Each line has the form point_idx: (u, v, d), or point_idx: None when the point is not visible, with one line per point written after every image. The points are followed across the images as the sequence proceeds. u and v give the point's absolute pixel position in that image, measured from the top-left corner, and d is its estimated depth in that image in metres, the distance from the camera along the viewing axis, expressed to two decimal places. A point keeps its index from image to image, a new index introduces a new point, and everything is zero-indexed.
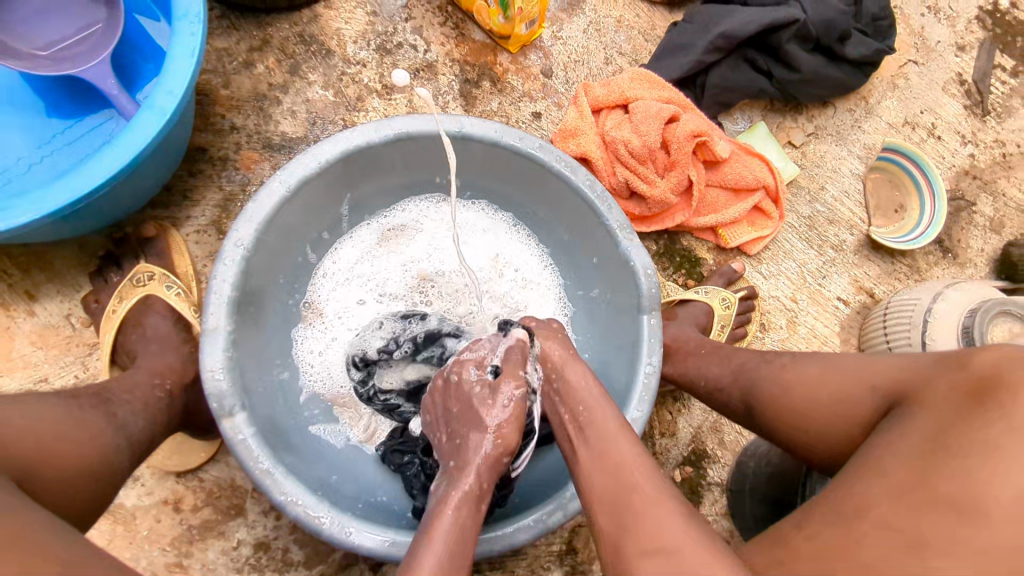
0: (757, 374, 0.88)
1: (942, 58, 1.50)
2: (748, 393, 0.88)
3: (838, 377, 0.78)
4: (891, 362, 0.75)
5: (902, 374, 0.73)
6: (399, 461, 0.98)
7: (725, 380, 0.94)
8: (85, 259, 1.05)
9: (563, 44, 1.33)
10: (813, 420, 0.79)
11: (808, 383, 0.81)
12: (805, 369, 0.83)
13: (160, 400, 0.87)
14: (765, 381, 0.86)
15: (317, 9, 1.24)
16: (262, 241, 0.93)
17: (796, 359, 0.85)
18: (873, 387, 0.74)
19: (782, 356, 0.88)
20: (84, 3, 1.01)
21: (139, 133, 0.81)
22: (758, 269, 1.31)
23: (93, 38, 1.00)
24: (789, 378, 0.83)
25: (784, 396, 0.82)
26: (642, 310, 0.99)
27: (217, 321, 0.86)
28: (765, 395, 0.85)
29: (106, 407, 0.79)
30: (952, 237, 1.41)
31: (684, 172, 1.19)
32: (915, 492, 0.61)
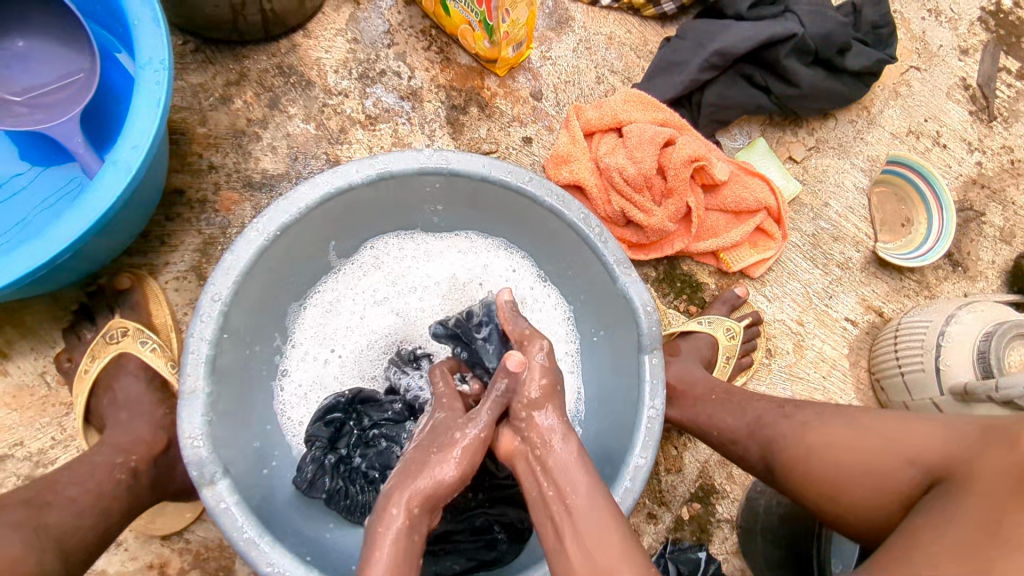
0: (778, 430, 0.84)
1: (945, 63, 1.45)
2: (768, 447, 0.84)
3: (870, 442, 0.74)
4: (927, 431, 0.71)
5: (944, 451, 0.68)
6: (327, 487, 0.93)
7: (741, 433, 0.89)
8: (60, 313, 1.01)
9: (552, 65, 1.29)
10: (847, 491, 0.74)
11: (836, 446, 0.76)
12: (831, 430, 0.78)
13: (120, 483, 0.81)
14: (787, 441, 0.82)
15: (295, 38, 1.19)
16: (242, 293, 0.88)
17: (819, 416, 0.81)
18: (914, 460, 0.70)
19: (802, 411, 0.84)
20: (59, 49, 0.97)
21: (105, 193, 0.76)
22: (762, 292, 1.26)
23: (74, 86, 0.97)
24: (815, 441, 0.79)
25: (809, 460, 0.78)
26: (643, 350, 0.95)
27: (195, 383, 0.82)
28: (788, 459, 0.80)
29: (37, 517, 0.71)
30: (961, 250, 1.36)
31: (683, 199, 1.12)
32: None
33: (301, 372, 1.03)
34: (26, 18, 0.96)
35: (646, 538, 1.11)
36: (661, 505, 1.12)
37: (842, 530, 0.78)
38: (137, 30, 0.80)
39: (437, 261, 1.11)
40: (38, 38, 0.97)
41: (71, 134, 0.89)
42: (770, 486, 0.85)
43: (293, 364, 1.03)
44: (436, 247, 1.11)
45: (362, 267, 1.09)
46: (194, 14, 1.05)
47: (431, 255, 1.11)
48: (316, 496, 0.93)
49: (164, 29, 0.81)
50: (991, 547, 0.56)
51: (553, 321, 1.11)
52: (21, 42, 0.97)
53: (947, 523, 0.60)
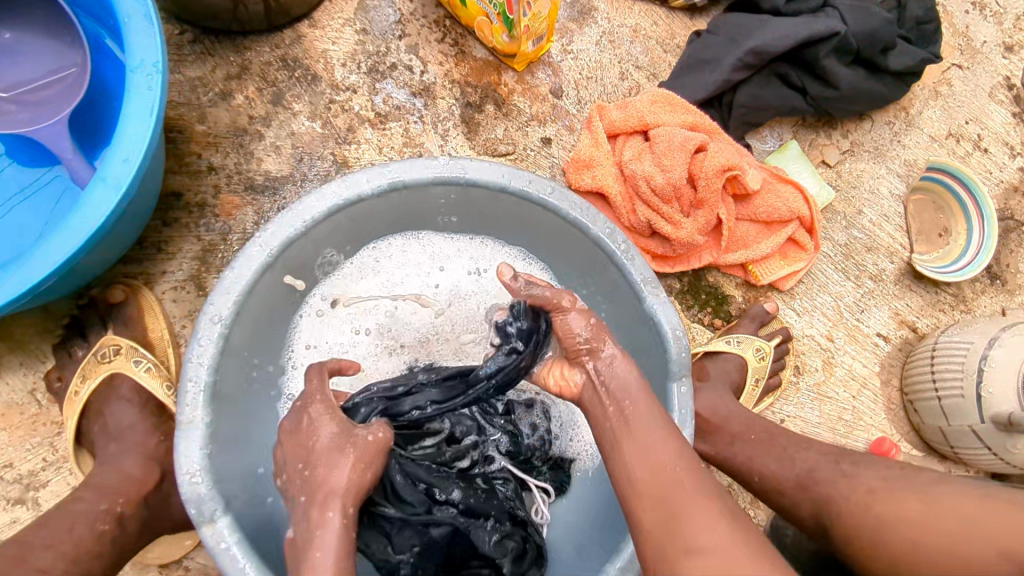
0: (833, 489, 0.76)
1: (989, 60, 1.37)
2: (824, 508, 0.76)
3: (950, 523, 0.68)
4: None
5: None
6: None
7: (787, 483, 0.81)
8: (50, 326, 0.95)
9: (573, 59, 1.21)
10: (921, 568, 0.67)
11: (910, 521, 0.70)
12: (901, 501, 0.71)
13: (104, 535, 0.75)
14: (846, 506, 0.74)
15: (300, 28, 1.11)
16: (244, 313, 0.83)
17: (886, 483, 0.74)
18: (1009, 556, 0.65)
19: (863, 473, 0.76)
20: (49, 43, 0.90)
21: (94, 212, 0.70)
22: (791, 306, 1.20)
23: (65, 82, 0.89)
24: (882, 513, 0.71)
25: (879, 534, 0.70)
26: (671, 377, 0.89)
27: (194, 413, 0.77)
28: (851, 534, 0.73)
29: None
30: (1000, 262, 1.29)
31: (714, 211, 1.05)
32: None
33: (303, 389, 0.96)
34: (19, 8, 0.89)
35: None
36: None
37: None
38: (129, 29, 0.72)
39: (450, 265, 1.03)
40: (26, 30, 0.90)
41: (59, 138, 0.83)
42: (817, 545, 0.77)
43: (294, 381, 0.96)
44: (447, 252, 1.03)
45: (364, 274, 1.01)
46: (191, 3, 0.97)
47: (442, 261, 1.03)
48: None
49: (159, 27, 0.73)
50: None
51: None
52: (8, 34, 0.90)
53: None
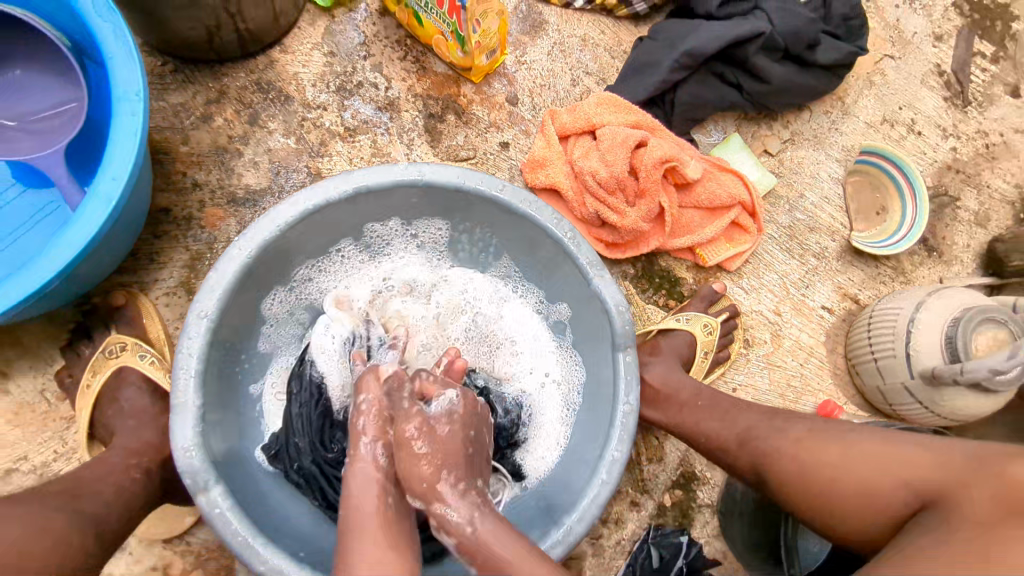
0: (770, 445, 0.86)
1: (919, 50, 1.48)
2: (757, 466, 0.87)
3: (862, 464, 0.77)
4: (921, 457, 0.74)
5: (934, 477, 0.72)
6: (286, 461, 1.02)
7: (731, 446, 0.91)
8: (56, 331, 1.07)
9: (527, 69, 1.31)
10: (827, 505, 0.78)
11: (827, 464, 0.79)
12: (825, 450, 0.81)
13: (136, 480, 0.88)
14: (778, 456, 0.84)
15: (272, 54, 1.22)
16: (229, 308, 0.93)
17: (812, 435, 0.83)
18: (908, 484, 0.73)
19: (793, 426, 0.86)
20: (64, 81, 1.02)
21: (87, 224, 0.80)
22: (739, 284, 1.31)
23: (67, 114, 1.01)
24: (807, 459, 0.82)
25: (803, 477, 0.81)
26: (618, 348, 1.00)
27: (185, 396, 0.88)
28: (780, 472, 0.83)
29: (73, 504, 0.78)
30: (936, 236, 1.40)
31: (655, 200, 1.16)
32: None
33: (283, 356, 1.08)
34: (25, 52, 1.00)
35: (630, 524, 1.21)
36: (643, 493, 1.21)
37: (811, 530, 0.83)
38: (112, 64, 0.83)
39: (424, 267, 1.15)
40: (35, 68, 1.02)
41: (53, 166, 0.94)
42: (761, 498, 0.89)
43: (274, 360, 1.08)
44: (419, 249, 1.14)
45: (342, 264, 1.10)
46: (169, 36, 1.08)
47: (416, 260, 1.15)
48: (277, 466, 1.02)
49: (140, 62, 0.84)
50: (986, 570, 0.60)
51: (526, 336, 1.13)
52: (19, 71, 1.01)
53: (946, 543, 0.64)
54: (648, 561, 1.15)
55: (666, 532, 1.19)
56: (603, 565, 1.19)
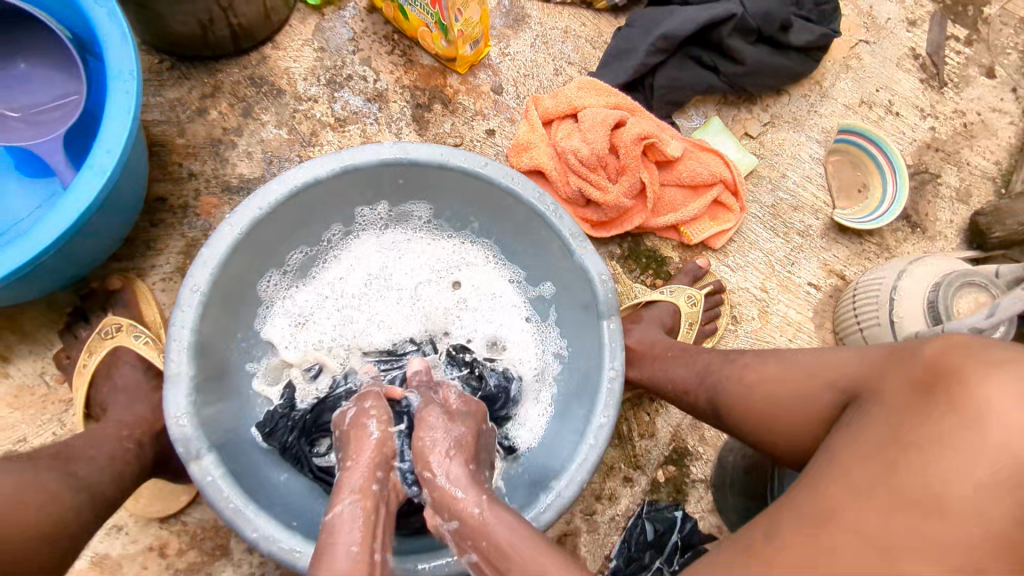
0: (722, 376, 0.90)
1: (893, 35, 1.51)
2: (713, 394, 0.91)
3: (797, 376, 0.80)
4: (847, 357, 0.76)
5: (859, 375, 0.73)
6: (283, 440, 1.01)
7: (692, 381, 0.96)
8: (55, 316, 1.10)
9: (511, 60, 1.35)
10: (775, 425, 0.82)
11: (769, 384, 0.83)
12: (767, 369, 0.85)
13: (129, 450, 0.90)
14: (730, 384, 0.88)
15: (264, 50, 1.26)
16: (220, 284, 0.95)
17: (756, 358, 0.87)
18: (835, 385, 0.76)
19: (742, 355, 0.90)
20: (66, 74, 1.06)
21: (82, 194, 0.84)
22: (724, 262, 1.33)
23: (69, 106, 1.06)
24: (750, 381, 0.86)
25: (748, 398, 0.85)
26: (601, 317, 1.00)
27: (179, 367, 0.89)
28: (732, 401, 0.87)
29: (67, 466, 0.82)
30: (918, 212, 1.42)
31: (636, 175, 1.20)
32: (878, 484, 0.60)
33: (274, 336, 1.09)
34: (28, 46, 1.05)
35: (623, 500, 1.18)
36: (636, 469, 1.19)
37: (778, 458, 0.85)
38: (108, 47, 0.88)
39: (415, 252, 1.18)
40: (39, 61, 1.06)
41: (52, 152, 0.98)
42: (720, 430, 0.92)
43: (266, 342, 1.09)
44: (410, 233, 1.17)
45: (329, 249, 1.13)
46: (165, 33, 1.12)
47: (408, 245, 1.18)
48: (273, 445, 1.01)
49: (133, 45, 0.89)
50: (891, 450, 0.61)
51: (515, 314, 1.16)
52: (23, 64, 1.06)
53: (861, 434, 0.66)
54: (642, 535, 1.15)
55: (661, 507, 1.17)
56: (598, 543, 1.15)
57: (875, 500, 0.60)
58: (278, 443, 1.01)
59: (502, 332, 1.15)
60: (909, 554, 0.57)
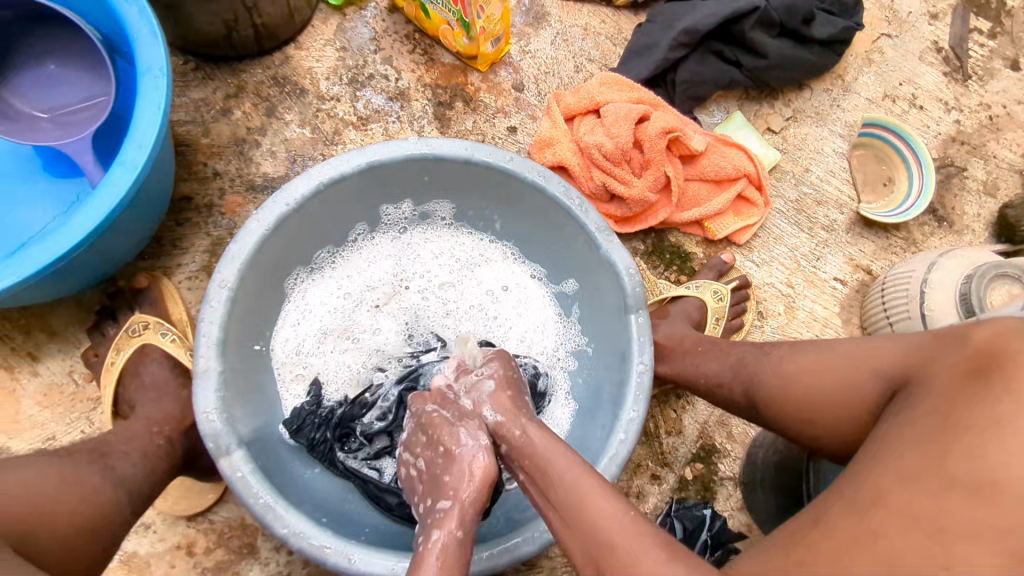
0: (757, 367, 0.89)
1: (916, 29, 1.50)
2: (749, 389, 0.90)
3: (838, 365, 0.79)
4: (890, 346, 0.75)
5: (904, 361, 0.72)
6: (310, 437, 1.00)
7: (725, 375, 0.95)
8: (83, 315, 1.11)
9: (532, 58, 1.35)
10: (817, 416, 0.80)
11: (807, 374, 0.82)
12: (805, 359, 0.84)
13: (160, 447, 0.92)
14: (766, 376, 0.87)
15: (287, 50, 1.27)
16: (248, 280, 0.95)
17: (793, 350, 0.86)
18: (878, 372, 0.75)
19: (779, 347, 0.89)
20: (94, 75, 1.07)
21: (113, 189, 0.85)
22: (749, 258, 1.31)
23: (96, 108, 1.06)
24: (789, 372, 0.85)
25: (787, 390, 0.84)
26: (628, 310, 0.99)
27: (208, 362, 0.89)
28: (770, 392, 0.86)
29: (103, 461, 0.83)
30: (945, 206, 1.40)
31: (660, 169, 1.21)
32: (929, 468, 0.58)
33: (300, 335, 1.08)
34: (57, 46, 1.06)
35: (651, 498, 1.16)
36: (664, 467, 1.17)
37: (823, 453, 0.83)
38: (138, 43, 0.89)
39: (438, 252, 1.18)
40: (69, 62, 1.07)
41: (80, 152, 0.99)
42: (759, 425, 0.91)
43: (292, 339, 1.08)
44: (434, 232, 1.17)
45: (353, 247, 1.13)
46: (191, 33, 1.13)
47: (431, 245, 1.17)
48: (301, 442, 1.00)
49: (162, 41, 0.89)
50: (943, 432, 0.60)
51: (541, 311, 1.15)
52: (53, 65, 1.07)
53: (909, 420, 0.64)
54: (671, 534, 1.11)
55: (688, 506, 1.14)
56: None
57: (927, 485, 0.57)
58: (305, 440, 1.00)
59: (528, 329, 1.14)
60: (962, 538, 0.54)
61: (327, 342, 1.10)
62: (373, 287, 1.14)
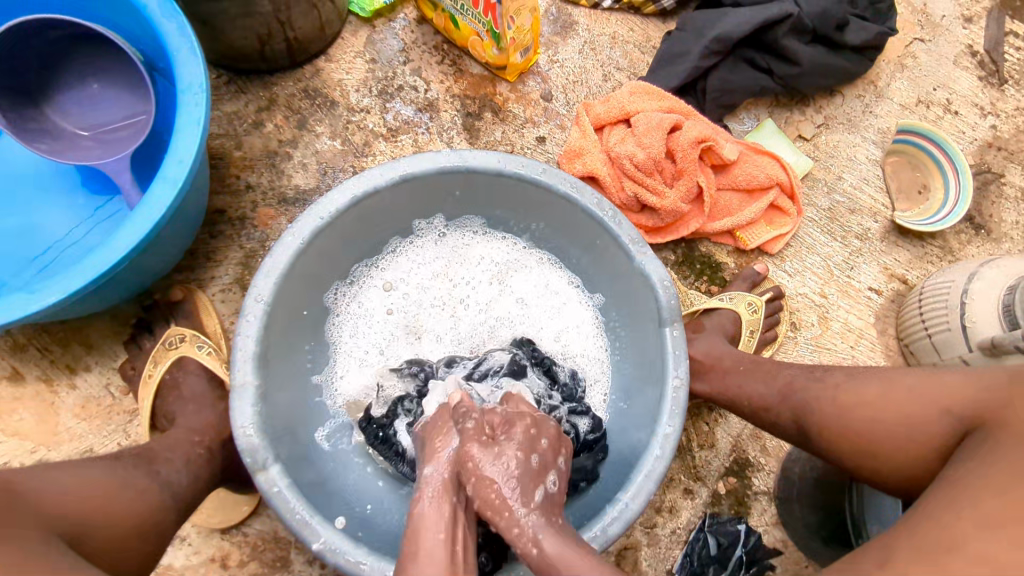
0: (809, 394, 0.89)
1: (949, 32, 1.47)
2: (800, 413, 0.89)
3: (900, 398, 0.79)
4: (960, 385, 0.76)
5: (981, 402, 0.73)
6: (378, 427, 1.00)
7: (772, 399, 0.94)
8: (119, 327, 1.12)
9: (560, 67, 1.34)
10: (875, 445, 0.80)
11: (866, 404, 0.82)
12: (861, 390, 0.84)
13: (200, 455, 0.92)
14: (819, 403, 0.87)
15: (317, 63, 1.28)
16: (283, 294, 0.95)
17: (850, 378, 0.86)
18: (948, 411, 0.75)
19: (832, 374, 0.89)
20: (136, 96, 1.10)
21: (155, 206, 0.86)
22: (782, 267, 1.30)
23: (138, 125, 1.10)
24: (845, 401, 0.84)
25: (839, 419, 0.84)
26: (663, 323, 0.98)
27: (244, 376, 0.90)
28: (824, 419, 0.86)
29: (149, 465, 0.83)
30: (983, 213, 1.37)
31: (693, 179, 1.20)
32: (1012, 518, 0.59)
33: (340, 349, 1.09)
34: (98, 65, 1.08)
35: (684, 513, 1.15)
36: (697, 481, 1.16)
37: (868, 479, 0.84)
38: (179, 60, 0.90)
39: (471, 265, 1.16)
40: (111, 82, 1.10)
41: (119, 171, 1.00)
42: (804, 449, 0.91)
43: (332, 352, 1.09)
44: (466, 246, 1.16)
45: (391, 260, 1.14)
46: (225, 46, 1.14)
47: (465, 257, 1.16)
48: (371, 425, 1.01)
49: (201, 57, 0.91)
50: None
51: (578, 322, 1.14)
52: (95, 85, 1.09)
53: (985, 469, 0.65)
54: (704, 549, 1.13)
55: (722, 520, 1.14)
56: (659, 557, 1.12)
57: (1010, 534, 0.58)
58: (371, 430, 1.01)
59: (565, 340, 1.13)
60: None
61: (367, 354, 1.11)
62: (411, 299, 1.14)
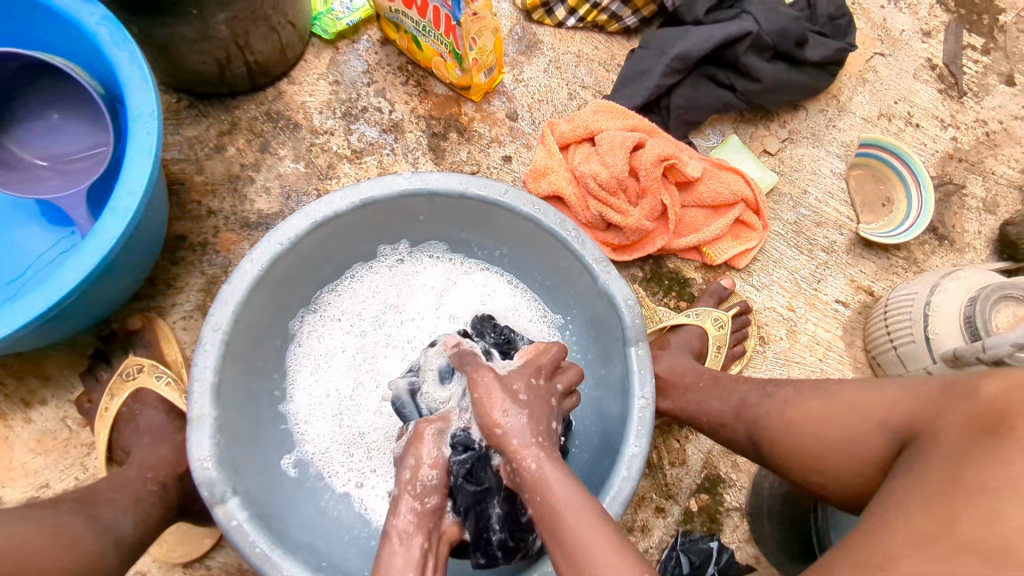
0: (761, 410, 0.89)
1: (909, 46, 1.50)
2: (753, 428, 0.89)
3: (842, 411, 0.80)
4: (898, 395, 0.76)
5: (913, 410, 0.73)
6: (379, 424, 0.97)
7: (729, 416, 0.94)
8: (77, 358, 1.09)
9: (525, 86, 1.34)
10: (824, 459, 0.81)
11: (812, 419, 0.83)
12: (808, 404, 0.85)
13: (152, 493, 0.91)
14: (770, 418, 0.88)
15: (280, 86, 1.27)
16: (241, 322, 0.93)
17: (798, 393, 0.87)
18: (885, 423, 0.76)
19: (782, 389, 0.89)
20: (97, 127, 1.08)
21: (104, 236, 0.84)
22: (749, 282, 1.30)
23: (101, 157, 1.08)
24: (795, 416, 0.85)
25: (787, 435, 0.85)
26: (629, 342, 0.97)
27: (202, 408, 0.88)
28: (774, 433, 0.86)
29: (89, 510, 0.82)
30: (946, 224, 1.39)
31: (656, 198, 1.20)
32: (941, 530, 0.58)
33: (301, 377, 1.07)
34: (56, 95, 1.06)
35: (656, 532, 1.14)
36: (669, 499, 1.15)
37: (823, 496, 0.83)
38: (129, 88, 0.89)
39: (416, 293, 1.14)
40: (71, 112, 1.08)
41: (76, 205, 0.99)
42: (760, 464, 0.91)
43: (292, 381, 1.07)
44: (414, 273, 1.15)
45: (353, 284, 1.12)
46: (184, 72, 1.13)
47: (416, 285, 1.14)
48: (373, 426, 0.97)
49: (153, 84, 0.90)
50: (958, 492, 0.60)
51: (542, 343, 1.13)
52: (55, 115, 1.08)
53: (916, 480, 0.64)
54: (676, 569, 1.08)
55: (694, 538, 1.12)
56: None
57: (938, 547, 0.57)
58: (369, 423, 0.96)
59: None
60: None
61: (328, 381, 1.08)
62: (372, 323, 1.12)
